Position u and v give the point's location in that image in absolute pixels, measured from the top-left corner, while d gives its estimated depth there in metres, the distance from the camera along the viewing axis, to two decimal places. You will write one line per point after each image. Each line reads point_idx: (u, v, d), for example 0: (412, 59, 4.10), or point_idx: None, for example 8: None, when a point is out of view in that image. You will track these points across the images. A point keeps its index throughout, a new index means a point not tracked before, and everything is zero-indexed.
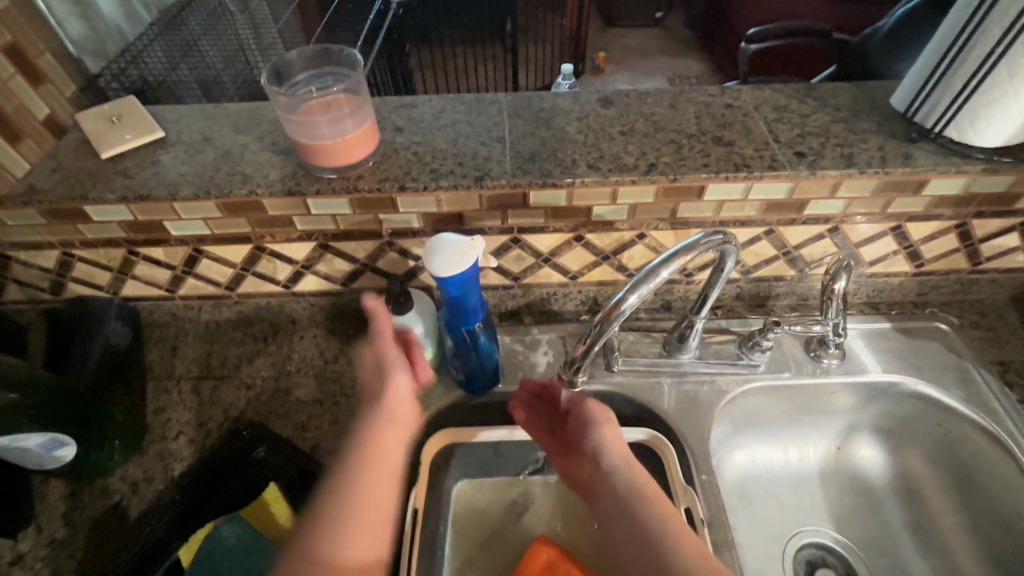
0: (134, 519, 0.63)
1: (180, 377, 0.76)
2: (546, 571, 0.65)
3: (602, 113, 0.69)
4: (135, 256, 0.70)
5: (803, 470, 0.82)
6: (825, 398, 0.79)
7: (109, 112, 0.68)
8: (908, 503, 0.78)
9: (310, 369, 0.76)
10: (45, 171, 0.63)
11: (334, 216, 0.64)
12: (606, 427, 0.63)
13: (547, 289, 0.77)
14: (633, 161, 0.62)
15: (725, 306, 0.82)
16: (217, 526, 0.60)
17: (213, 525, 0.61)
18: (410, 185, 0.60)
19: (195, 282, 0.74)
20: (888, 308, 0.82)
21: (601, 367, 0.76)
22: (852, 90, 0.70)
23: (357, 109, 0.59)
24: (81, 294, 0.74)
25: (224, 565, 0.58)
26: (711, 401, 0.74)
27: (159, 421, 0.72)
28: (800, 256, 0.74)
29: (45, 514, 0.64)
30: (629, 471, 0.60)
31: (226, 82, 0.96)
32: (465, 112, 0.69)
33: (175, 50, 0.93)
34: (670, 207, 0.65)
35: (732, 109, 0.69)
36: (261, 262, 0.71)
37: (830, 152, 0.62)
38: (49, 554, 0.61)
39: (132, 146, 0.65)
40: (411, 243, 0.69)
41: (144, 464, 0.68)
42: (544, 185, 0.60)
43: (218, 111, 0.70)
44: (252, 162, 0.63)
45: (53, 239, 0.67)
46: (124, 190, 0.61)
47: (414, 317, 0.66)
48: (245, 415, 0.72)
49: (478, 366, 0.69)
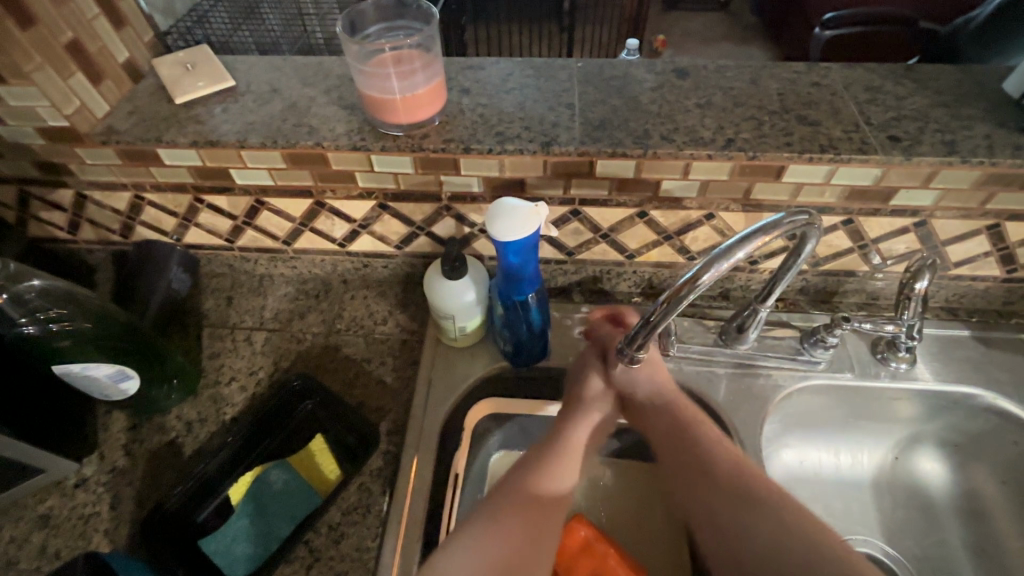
0: (188, 456, 0.66)
1: (236, 326, 0.78)
2: (583, 549, 0.65)
3: (677, 84, 0.65)
4: (200, 204, 0.72)
5: (854, 477, 0.78)
6: (887, 404, 0.74)
7: (184, 59, 0.69)
8: (972, 522, 0.73)
9: (358, 328, 0.76)
10: (123, 114, 0.64)
11: (396, 175, 0.64)
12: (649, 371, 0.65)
13: (601, 266, 0.75)
14: (710, 135, 0.58)
15: (788, 299, 0.77)
16: (266, 471, 0.63)
17: (263, 469, 0.63)
18: (475, 147, 0.59)
19: (255, 233, 0.75)
20: (968, 315, 0.76)
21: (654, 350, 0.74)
22: (957, 73, 0.64)
23: (429, 64, 0.58)
24: (148, 238, 0.77)
25: (271, 507, 0.61)
26: (766, 395, 0.71)
27: (214, 366, 0.74)
28: (877, 251, 0.69)
29: (107, 443, 0.67)
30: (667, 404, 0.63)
31: (283, 45, 0.95)
32: (534, 76, 0.67)
33: (236, 12, 0.94)
34: (744, 186, 0.61)
35: (819, 87, 0.64)
36: (319, 218, 0.71)
37: (928, 138, 0.57)
38: (110, 481, 0.64)
39: (205, 93, 0.66)
40: (469, 209, 0.68)
41: (198, 406, 0.70)
42: (613, 154, 0.58)
43: (287, 63, 0.71)
44: (319, 116, 0.63)
45: (126, 181, 0.69)
46: (196, 135, 0.62)
47: (466, 283, 0.65)
48: (294, 367, 0.73)
49: (529, 337, 0.68)
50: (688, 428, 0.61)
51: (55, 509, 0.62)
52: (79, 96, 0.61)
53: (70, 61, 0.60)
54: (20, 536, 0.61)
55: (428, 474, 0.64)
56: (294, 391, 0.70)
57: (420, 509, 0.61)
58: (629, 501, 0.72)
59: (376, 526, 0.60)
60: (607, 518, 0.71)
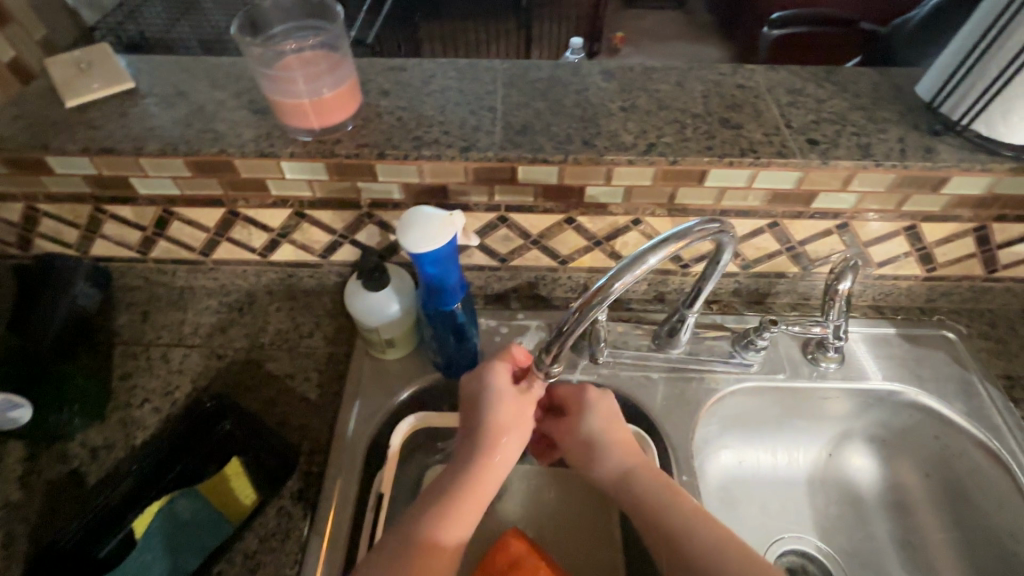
0: (91, 487, 0.61)
1: (151, 343, 0.73)
2: (512, 566, 0.62)
3: (603, 87, 0.64)
4: (103, 214, 0.67)
5: (789, 475, 0.79)
6: (819, 403, 0.75)
7: (79, 58, 0.63)
8: (897, 515, 0.75)
9: (284, 342, 0.73)
10: (7, 118, 0.59)
11: (310, 182, 0.61)
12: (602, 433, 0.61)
13: (536, 273, 0.73)
14: (632, 139, 0.58)
15: (722, 301, 0.78)
16: (171, 500, 0.58)
17: (168, 498, 0.58)
18: (390, 153, 0.56)
19: (168, 244, 0.71)
20: (894, 313, 0.78)
21: (586, 356, 0.72)
22: (875, 76, 0.65)
23: (336, 66, 0.55)
24: (50, 251, 0.71)
25: (181, 540, 0.57)
26: (698, 400, 0.71)
27: (125, 386, 0.69)
28: (804, 252, 0.69)
29: (1, 476, 0.62)
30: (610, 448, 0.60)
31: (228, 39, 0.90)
32: (457, 78, 0.65)
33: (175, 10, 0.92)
34: (669, 192, 0.61)
35: (743, 90, 0.64)
36: (235, 227, 0.67)
37: (845, 141, 0.58)
38: (3, 517, 0.59)
39: (102, 95, 0.61)
40: (392, 216, 0.65)
41: (105, 431, 0.65)
42: (533, 160, 0.56)
43: (196, 64, 0.66)
44: (226, 120, 0.59)
45: (17, 191, 0.64)
46: (88, 142, 0.57)
47: (389, 295, 0.62)
48: (213, 386, 0.69)
49: (457, 350, 0.66)
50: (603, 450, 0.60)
51: None
52: None
53: None
54: None
55: (352, 495, 0.61)
56: (210, 411, 0.65)
57: (341, 535, 0.59)
58: (567, 513, 0.71)
59: (296, 552, 0.57)
60: (542, 530, 0.70)
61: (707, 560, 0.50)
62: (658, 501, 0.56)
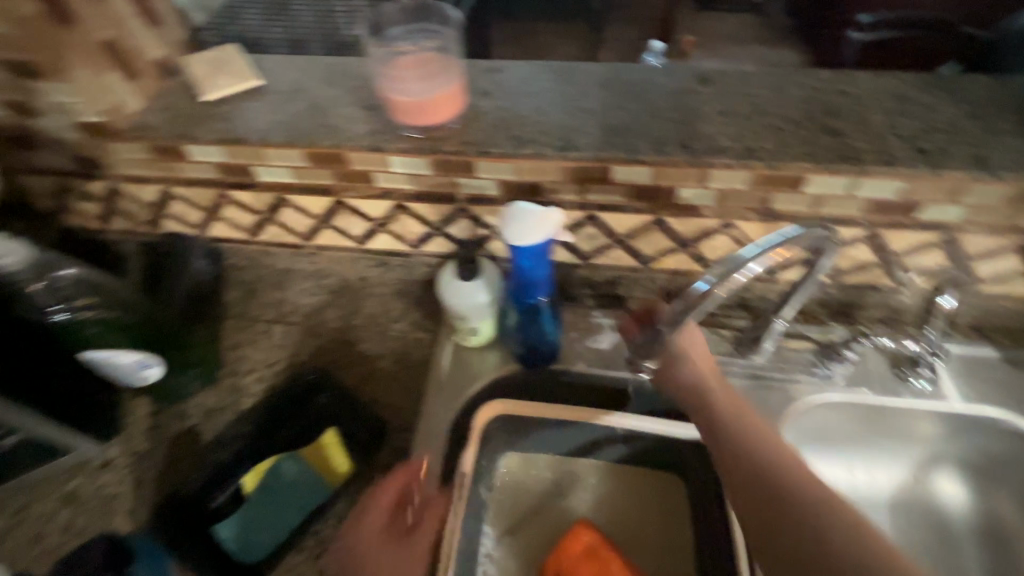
0: (207, 444, 0.68)
1: (255, 319, 0.80)
2: (587, 554, 0.67)
3: (698, 91, 0.64)
4: (226, 198, 0.73)
5: (870, 495, 0.76)
6: (907, 423, 0.72)
7: (214, 57, 0.70)
8: (990, 547, 0.71)
9: (374, 326, 0.78)
10: (155, 110, 0.66)
11: (414, 176, 0.65)
12: (688, 360, 0.60)
13: (617, 272, 0.74)
14: (729, 144, 0.58)
15: (806, 311, 0.76)
16: (279, 462, 0.65)
17: (276, 459, 0.65)
18: (492, 150, 0.59)
19: (277, 229, 0.77)
20: (999, 336, 0.73)
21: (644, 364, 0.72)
22: (991, 84, 0.62)
23: (448, 68, 0.59)
24: (176, 230, 0.79)
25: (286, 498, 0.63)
26: (779, 408, 0.71)
27: (234, 356, 0.76)
28: (902, 265, 0.67)
29: (131, 428, 0.70)
30: (697, 372, 0.60)
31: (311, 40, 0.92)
32: (554, 79, 0.67)
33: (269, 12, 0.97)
34: (763, 197, 0.61)
35: (846, 96, 0.62)
36: (339, 215, 0.73)
37: (958, 151, 0.56)
38: (133, 463, 0.67)
39: (233, 90, 0.68)
40: (485, 211, 0.68)
41: (217, 395, 0.72)
42: (629, 161, 0.58)
43: (312, 63, 0.72)
44: (340, 116, 0.64)
45: (156, 175, 0.71)
46: (222, 132, 0.63)
47: (479, 285, 0.66)
48: (313, 361, 0.76)
49: (537, 341, 0.68)
50: (692, 372, 0.60)
51: (81, 487, 0.66)
52: (114, 92, 0.63)
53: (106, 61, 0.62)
54: (49, 512, 0.64)
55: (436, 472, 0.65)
56: (306, 385, 0.70)
57: (427, 508, 0.63)
58: (638, 511, 0.72)
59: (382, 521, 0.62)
60: (614, 523, 0.71)
61: (778, 475, 0.50)
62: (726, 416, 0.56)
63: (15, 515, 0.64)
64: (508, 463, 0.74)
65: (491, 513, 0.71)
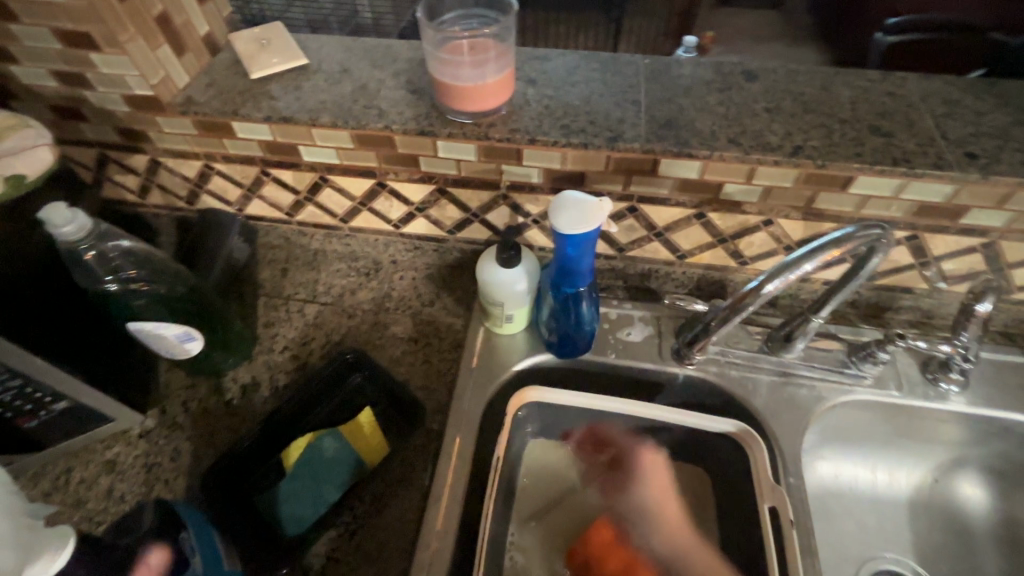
0: (243, 417, 0.69)
1: (287, 297, 0.81)
2: None
3: (745, 87, 0.64)
4: (266, 177, 0.74)
5: (890, 495, 0.77)
6: (932, 426, 0.73)
7: (259, 35, 0.70)
8: (1009, 550, 0.73)
9: (406, 308, 0.78)
10: (202, 86, 0.67)
11: (458, 161, 0.65)
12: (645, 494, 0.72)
13: (651, 265, 0.75)
14: (778, 141, 0.58)
15: (836, 312, 0.76)
16: (318, 437, 0.61)
17: (315, 436, 0.61)
18: (540, 139, 0.59)
19: (314, 209, 0.77)
20: None
21: (671, 359, 0.73)
22: None
23: (502, 55, 0.59)
24: (212, 207, 0.80)
25: (321, 476, 0.61)
26: (809, 406, 0.71)
27: (268, 333, 0.77)
28: (938, 269, 0.67)
29: (168, 400, 0.71)
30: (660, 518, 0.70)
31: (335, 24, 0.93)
32: (600, 70, 0.67)
33: None
34: (808, 195, 0.61)
35: (894, 98, 0.62)
36: (378, 198, 0.73)
37: (1008, 157, 0.56)
38: (170, 434, 0.68)
39: (279, 69, 0.68)
40: (525, 199, 0.69)
41: (252, 370, 0.73)
42: (678, 154, 0.58)
43: (356, 44, 0.72)
44: (387, 98, 0.65)
45: (199, 150, 0.72)
46: (271, 111, 0.64)
47: (519, 272, 0.66)
48: (346, 340, 0.76)
49: (574, 330, 0.69)
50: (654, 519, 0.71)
51: (120, 456, 0.67)
52: (164, 66, 0.63)
53: (158, 33, 0.62)
54: (89, 479, 0.65)
55: (469, 455, 0.66)
56: (342, 364, 0.71)
57: (461, 489, 0.64)
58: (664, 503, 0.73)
59: (418, 499, 0.64)
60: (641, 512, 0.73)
61: None
62: (681, 551, 0.67)
63: (55, 481, 0.65)
64: (534, 451, 0.76)
65: (518, 498, 0.73)
